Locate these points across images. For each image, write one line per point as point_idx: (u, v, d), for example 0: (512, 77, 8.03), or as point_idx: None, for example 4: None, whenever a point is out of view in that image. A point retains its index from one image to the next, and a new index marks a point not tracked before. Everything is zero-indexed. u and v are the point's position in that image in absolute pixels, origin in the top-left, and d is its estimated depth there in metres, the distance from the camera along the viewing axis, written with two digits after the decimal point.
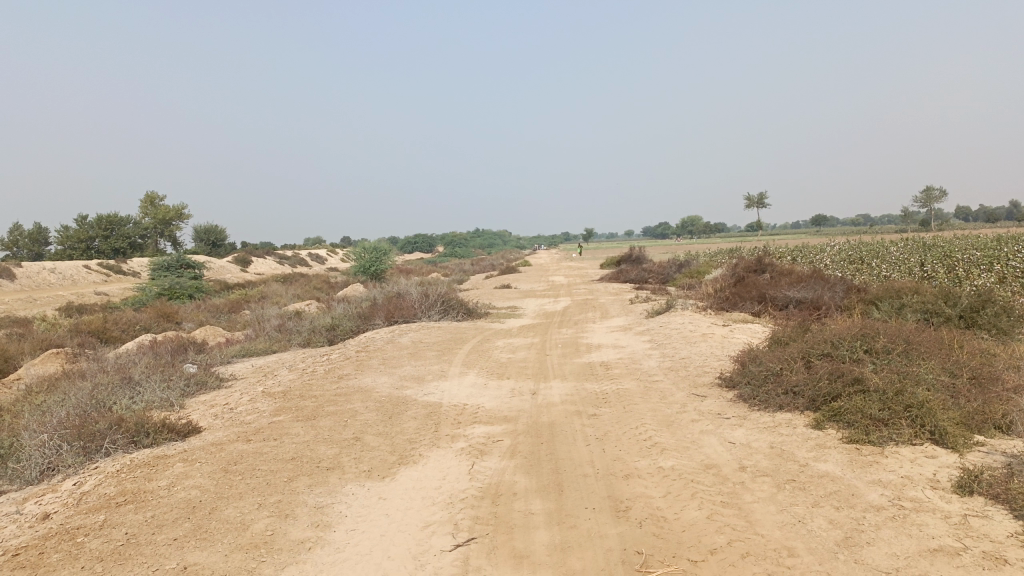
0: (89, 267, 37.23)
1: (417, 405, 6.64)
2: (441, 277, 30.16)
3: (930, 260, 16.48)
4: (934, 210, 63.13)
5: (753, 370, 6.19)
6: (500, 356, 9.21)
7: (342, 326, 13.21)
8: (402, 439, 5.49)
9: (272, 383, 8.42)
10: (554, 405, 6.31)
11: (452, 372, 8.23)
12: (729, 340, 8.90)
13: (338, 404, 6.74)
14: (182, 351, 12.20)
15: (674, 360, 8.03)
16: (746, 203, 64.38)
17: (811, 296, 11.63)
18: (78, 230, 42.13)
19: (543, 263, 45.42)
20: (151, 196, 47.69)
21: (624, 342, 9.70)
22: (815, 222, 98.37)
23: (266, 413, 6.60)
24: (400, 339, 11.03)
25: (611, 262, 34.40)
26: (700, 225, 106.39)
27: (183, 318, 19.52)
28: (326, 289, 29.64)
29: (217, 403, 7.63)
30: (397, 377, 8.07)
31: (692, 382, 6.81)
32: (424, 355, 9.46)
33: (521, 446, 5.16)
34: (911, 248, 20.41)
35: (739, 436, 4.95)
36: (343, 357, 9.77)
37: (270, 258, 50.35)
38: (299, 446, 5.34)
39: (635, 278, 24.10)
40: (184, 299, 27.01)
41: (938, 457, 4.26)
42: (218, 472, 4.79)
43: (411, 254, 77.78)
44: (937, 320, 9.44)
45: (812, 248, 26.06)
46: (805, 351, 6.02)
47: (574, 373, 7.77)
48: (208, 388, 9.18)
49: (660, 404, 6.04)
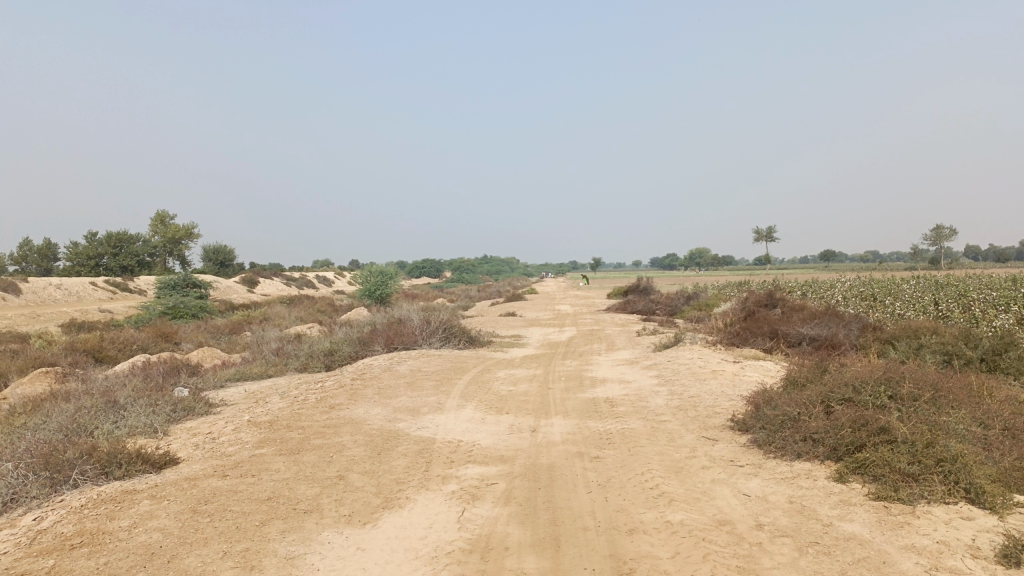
0: (95, 284, 37.07)
1: (409, 441, 6.25)
2: (446, 303, 29.81)
3: (945, 299, 16.05)
4: (944, 248, 62.66)
5: (769, 414, 5.79)
6: (500, 388, 8.81)
7: (340, 352, 12.84)
8: (389, 479, 5.09)
9: (260, 411, 8.04)
10: (555, 445, 5.91)
11: (449, 405, 7.83)
12: (741, 378, 8.49)
13: (325, 437, 6.34)
14: (174, 373, 11.84)
15: (682, 398, 7.62)
16: (755, 236, 64.22)
17: (826, 333, 11.21)
18: (87, 247, 42.08)
19: (549, 291, 45.09)
20: (162, 214, 47.74)
21: (630, 377, 9.28)
22: (825, 256, 97.82)
23: (249, 445, 6.22)
24: (398, 367, 10.64)
25: (618, 292, 34.00)
26: (709, 256, 105.96)
27: (182, 338, 19.19)
28: (330, 312, 29.32)
29: (200, 432, 7.25)
30: (391, 408, 7.67)
31: (702, 423, 6.40)
32: (422, 385, 9.06)
33: (517, 491, 4.76)
34: (924, 286, 19.99)
35: (754, 487, 4.54)
36: (337, 385, 9.39)
37: (277, 279, 50.21)
38: (277, 485, 4.94)
39: (643, 309, 23.70)
40: (186, 319, 26.74)
41: (975, 519, 3.84)
42: (187, 514, 4.40)
43: (418, 279, 77.73)
44: (958, 361, 9.01)
45: (824, 283, 25.61)
46: (824, 395, 5.61)
47: (577, 410, 7.36)
48: (195, 414, 8.80)
49: (668, 447, 5.63)
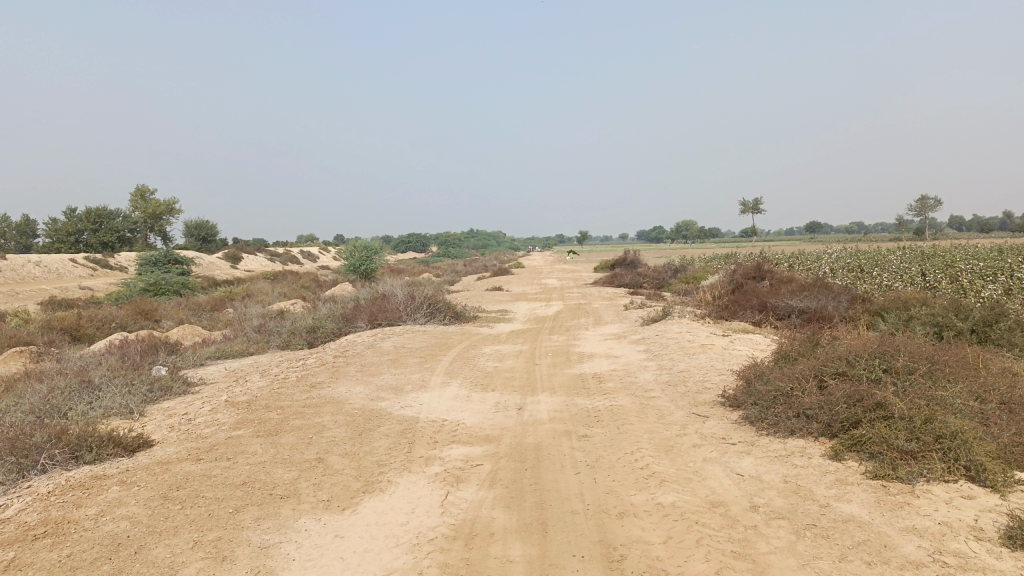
0: (75, 261, 36.49)
1: (391, 420, 6.06)
2: (431, 278, 29.57)
3: (932, 270, 16.00)
4: (928, 219, 62.93)
5: (761, 389, 5.64)
6: (486, 365, 8.62)
7: (323, 328, 12.60)
8: (370, 461, 4.91)
9: (239, 390, 7.82)
10: (542, 424, 5.74)
11: (433, 383, 7.65)
12: (731, 352, 8.35)
13: (304, 417, 6.14)
14: (153, 352, 11.58)
15: (672, 373, 7.46)
16: (741, 208, 64.21)
17: (815, 305, 11.09)
18: (67, 224, 41.36)
19: (535, 265, 44.95)
20: (143, 190, 46.97)
21: (618, 352, 9.12)
22: (810, 228, 98.10)
23: (226, 427, 6.02)
24: (382, 343, 10.44)
25: (605, 266, 33.88)
26: (695, 229, 106.01)
27: (163, 315, 18.88)
28: (315, 288, 29.00)
29: (177, 413, 7.03)
30: (374, 386, 7.47)
31: (692, 399, 6.25)
32: (406, 363, 8.86)
33: (502, 472, 4.59)
34: (910, 257, 19.95)
35: (748, 466, 4.38)
36: (319, 363, 9.17)
37: (260, 254, 49.68)
38: (252, 469, 4.75)
39: (629, 283, 23.57)
40: (169, 296, 26.37)
41: (976, 498, 3.71)
42: (157, 501, 4.19)
43: (404, 253, 77.38)
44: (948, 333, 8.91)
45: (809, 255, 25.57)
46: (818, 369, 5.47)
47: (565, 386, 7.19)
48: (173, 394, 8.57)
49: (658, 424, 5.48)
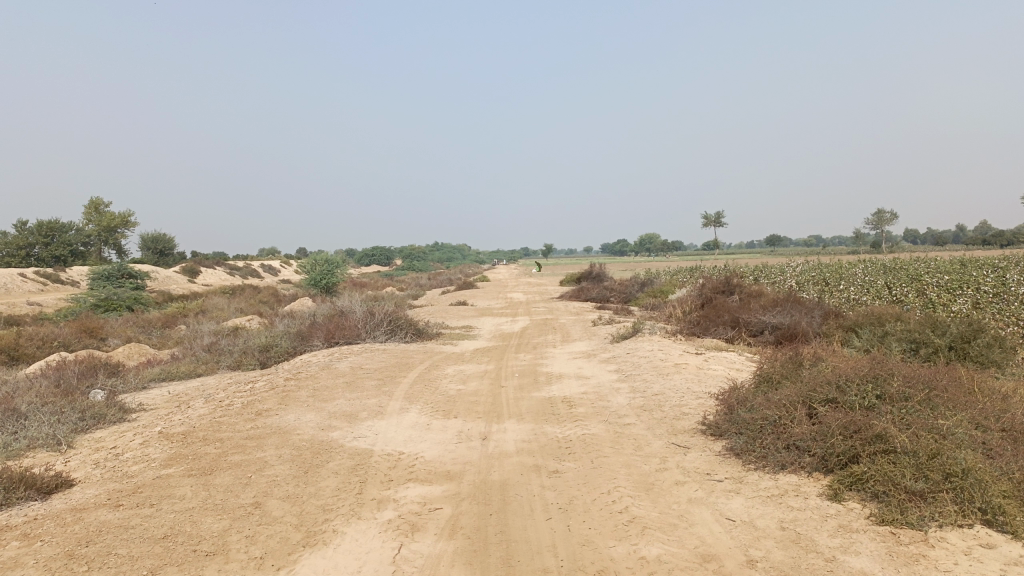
0: (24, 275, 35.07)
1: (342, 454, 5.49)
2: (394, 292, 28.89)
3: (899, 284, 15.86)
4: (885, 232, 64.03)
5: (745, 417, 5.21)
6: (448, 387, 8.08)
7: (276, 347, 11.94)
8: (315, 505, 4.35)
9: (177, 419, 7.16)
10: (508, 457, 5.22)
11: (390, 409, 7.08)
12: (706, 372, 7.93)
13: (245, 452, 5.54)
14: (92, 374, 10.81)
15: (646, 396, 7.00)
16: (703, 221, 64.68)
17: (788, 322, 10.72)
18: (17, 237, 39.81)
19: (500, 279, 44.45)
20: (97, 202, 45.55)
21: (588, 372, 8.64)
22: (770, 241, 99.35)
23: (156, 466, 5.38)
24: (338, 364, 9.83)
25: (570, 279, 33.51)
26: (658, 242, 106.83)
27: (109, 333, 17.96)
28: (273, 303, 28.15)
29: (105, 446, 6.37)
30: (325, 414, 6.88)
31: (670, 427, 5.79)
32: (362, 386, 8.29)
33: (464, 518, 4.07)
34: (874, 270, 19.88)
35: (738, 509, 3.92)
36: (269, 386, 8.53)
37: (220, 267, 48.47)
38: (176, 519, 4.15)
39: (596, 297, 23.18)
40: (120, 311, 25.33)
41: (997, 547, 3.29)
42: (60, 560, 3.57)
43: (368, 266, 76.49)
44: (926, 350, 8.59)
45: (773, 267, 25.49)
46: (807, 394, 5.05)
47: (533, 412, 6.68)
48: (107, 422, 7.88)
49: (636, 457, 4.99)
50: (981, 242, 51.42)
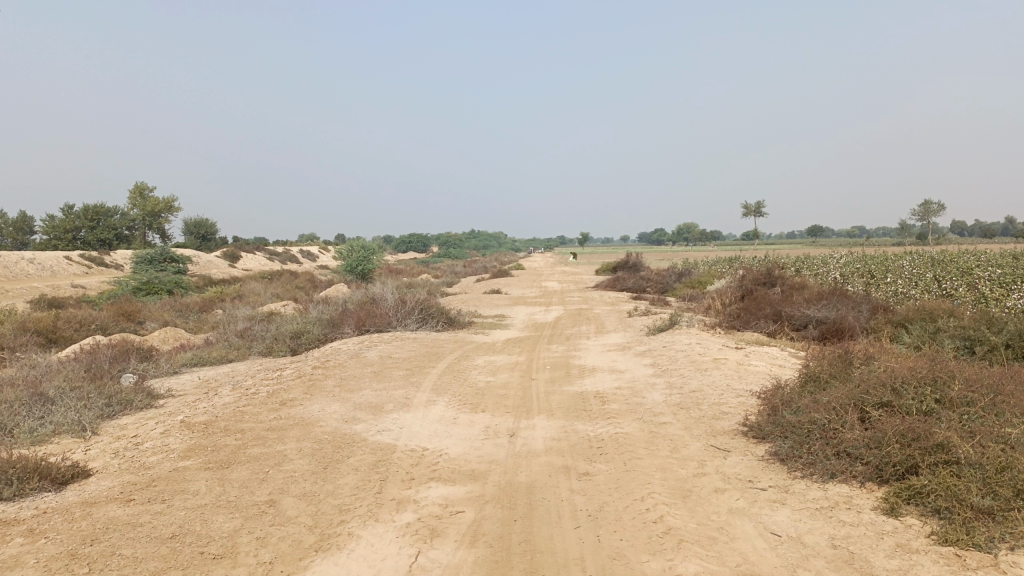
0: (70, 258, 35.76)
1: (364, 449, 5.29)
2: (428, 279, 28.79)
3: (949, 277, 15.22)
4: (931, 224, 62.20)
5: (790, 419, 4.88)
6: (478, 379, 7.85)
7: (307, 334, 11.84)
8: (331, 505, 4.14)
9: (201, 407, 7.04)
10: (536, 457, 4.96)
11: (417, 401, 6.87)
12: (747, 368, 7.58)
13: (265, 444, 5.37)
14: (124, 358, 10.82)
15: (683, 393, 6.67)
16: (743, 210, 63.64)
17: (834, 316, 10.25)
18: (64, 221, 40.61)
19: (535, 267, 44.22)
20: (141, 186, 46.29)
21: (622, 366, 8.33)
22: (811, 232, 97.36)
23: (173, 457, 5.23)
24: (367, 353, 9.65)
25: (607, 268, 33.07)
26: (697, 231, 105.46)
27: (146, 316, 18.11)
28: (308, 289, 28.24)
29: (127, 435, 6.25)
30: (350, 405, 6.69)
31: (708, 427, 5.47)
32: (390, 376, 8.10)
33: (487, 524, 3.82)
34: (922, 262, 19.17)
35: (784, 523, 3.60)
36: (296, 374, 8.38)
37: (259, 253, 48.97)
38: (187, 517, 3.97)
39: (632, 286, 22.78)
40: (160, 295, 25.64)
41: None
42: (63, 560, 3.41)
43: (404, 253, 76.79)
44: (982, 349, 8.11)
45: (815, 259, 24.79)
46: (858, 397, 4.71)
47: (564, 407, 6.41)
48: (134, 408, 7.80)
49: (672, 460, 4.70)
50: None
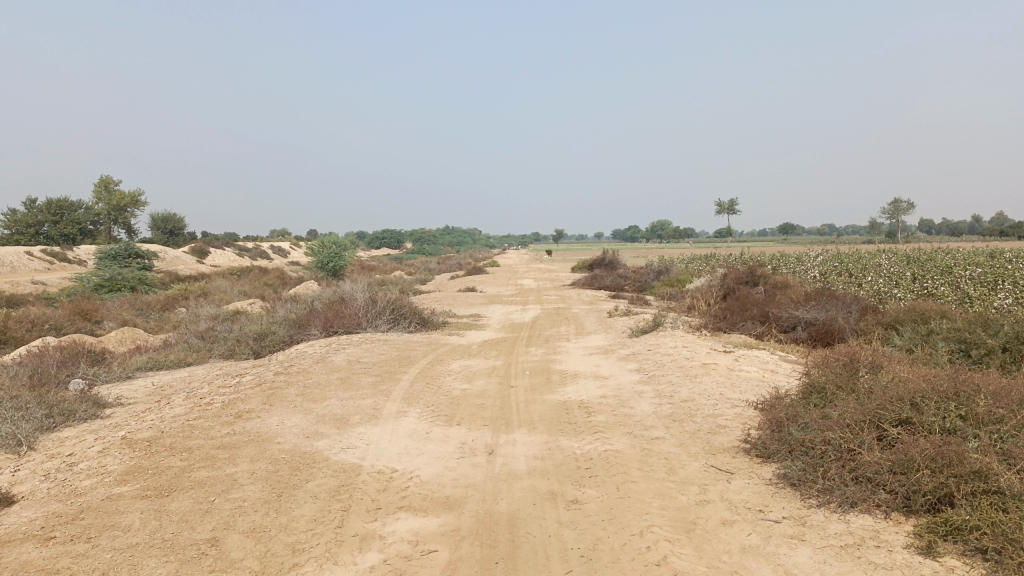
0: (31, 254, 34.55)
1: (326, 471, 4.73)
2: (402, 277, 28.10)
3: (931, 276, 14.96)
4: (902, 221, 62.71)
5: (800, 437, 4.43)
6: (452, 387, 7.31)
7: (271, 336, 11.22)
8: (284, 543, 3.58)
9: (149, 420, 6.41)
10: (518, 480, 4.45)
11: (386, 412, 6.32)
12: (739, 374, 7.13)
13: (214, 466, 4.79)
14: (74, 362, 10.10)
15: (674, 404, 6.18)
16: (717, 207, 63.81)
17: (823, 318, 9.85)
18: (26, 215, 39.30)
19: (509, 264, 43.75)
20: (107, 180, 45.00)
21: (606, 372, 7.83)
22: (783, 229, 97.99)
23: (108, 483, 4.63)
24: (334, 357, 9.06)
25: (583, 265, 32.59)
26: (671, 228, 105.80)
27: (105, 316, 17.29)
28: (278, 286, 27.48)
29: (63, 452, 5.62)
30: (312, 417, 6.11)
31: (707, 443, 5.00)
32: (358, 383, 7.53)
33: (465, 567, 3.30)
34: (899, 260, 18.98)
35: (807, 566, 3.13)
36: (256, 381, 7.77)
37: (228, 248, 47.89)
38: (112, 562, 3.39)
39: (610, 284, 22.36)
40: (124, 291, 24.72)
41: None
42: None
43: (377, 249, 75.84)
44: (978, 353, 7.75)
45: (792, 257, 24.53)
46: (874, 413, 4.28)
47: (546, 420, 5.90)
48: (77, 419, 7.14)
49: (671, 484, 4.21)
50: (999, 233, 50.21)
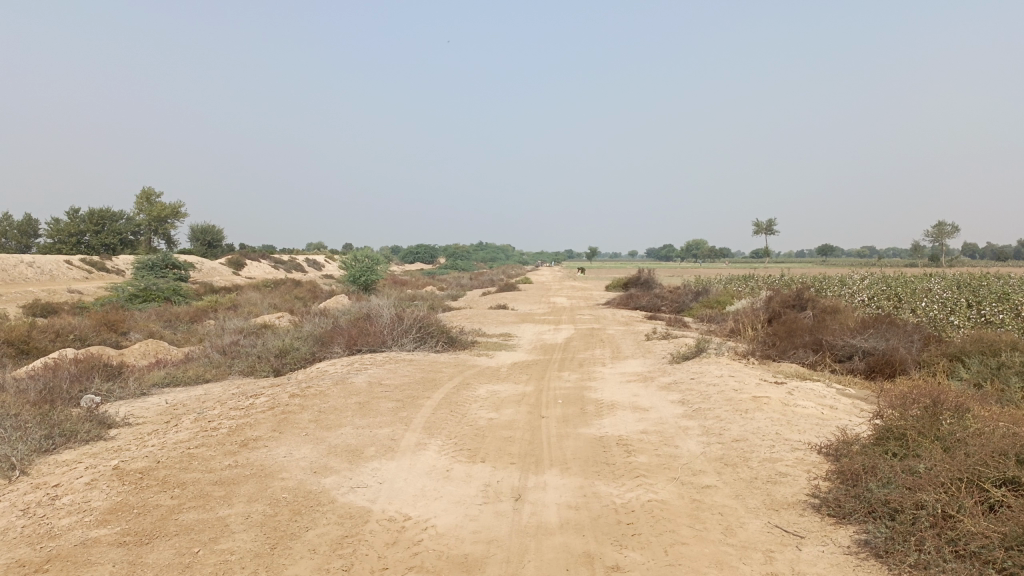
0: (71, 262, 34.85)
1: (331, 516, 4.16)
2: (434, 292, 27.70)
3: (989, 302, 14.10)
4: (944, 245, 61.05)
5: (882, 496, 3.76)
6: (478, 416, 6.71)
7: (293, 353, 10.77)
8: None
9: (149, 446, 5.91)
10: (550, 536, 3.83)
11: (405, 443, 5.77)
12: (794, 410, 6.44)
13: (206, 508, 4.25)
14: (89, 377, 9.71)
15: (724, 444, 5.52)
16: (754, 228, 62.77)
17: (883, 347, 9.11)
18: (68, 225, 39.78)
19: (542, 281, 43.16)
20: (147, 192, 45.48)
21: (645, 403, 7.19)
22: (821, 251, 96.20)
23: (87, 523, 4.12)
24: (355, 378, 8.52)
25: (617, 284, 31.85)
26: (705, 249, 104.68)
27: (132, 327, 17.02)
28: (307, 300, 27.20)
29: (51, 480, 5.13)
30: (323, 449, 5.56)
31: (767, 495, 4.34)
32: (377, 409, 6.99)
33: None
34: (950, 284, 18.06)
35: None
36: (269, 404, 7.26)
37: (264, 261, 48.05)
38: None
39: (647, 304, 21.66)
40: (157, 302, 24.59)
41: None
42: None
43: (411, 264, 75.95)
44: None
45: (834, 278, 23.59)
46: (972, 471, 3.60)
47: (580, 458, 5.28)
48: (79, 441, 6.66)
49: (731, 550, 3.56)
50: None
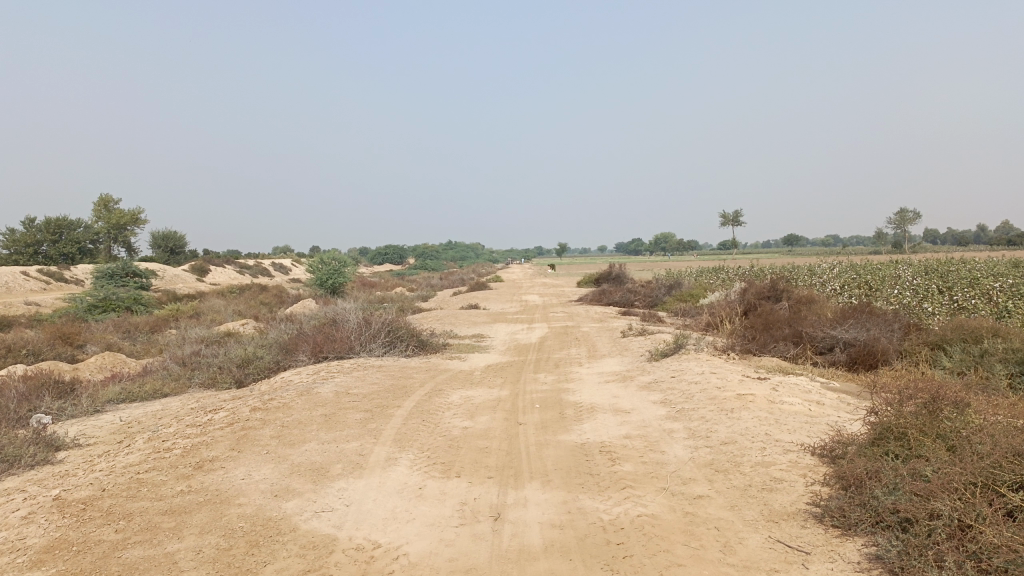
0: (28, 274, 33.74)
1: (292, 547, 3.78)
2: (404, 294, 27.19)
3: (960, 287, 14.07)
4: (906, 231, 61.93)
5: (891, 505, 3.48)
6: (451, 425, 6.35)
7: (256, 363, 10.30)
8: None
9: (96, 471, 5.45)
10: (534, 561, 3.50)
11: (373, 459, 5.39)
12: (781, 408, 6.18)
13: (153, 543, 3.84)
14: (38, 394, 9.15)
15: (712, 448, 5.23)
16: (721, 220, 63.15)
17: (864, 337, 8.93)
18: (24, 235, 38.52)
19: (513, 279, 42.87)
20: (107, 199, 44.28)
21: (626, 404, 6.89)
22: (787, 241, 97.30)
23: (19, 565, 3.68)
24: (320, 388, 8.09)
25: (588, 280, 31.65)
26: (673, 242, 105.32)
27: (90, 339, 16.35)
28: (274, 305, 26.55)
29: None
30: (285, 469, 5.16)
31: (764, 504, 4.05)
32: (344, 421, 6.59)
33: None
34: (920, 270, 18.11)
35: None
36: (229, 419, 6.82)
37: (229, 266, 47.09)
38: None
39: (619, 299, 21.44)
40: (118, 311, 23.81)
41: None
42: None
43: (380, 265, 75.16)
44: None
45: (804, 267, 23.59)
46: (987, 474, 3.33)
47: (562, 470, 4.95)
48: (21, 466, 6.16)
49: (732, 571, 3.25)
50: (1006, 242, 49.80)
